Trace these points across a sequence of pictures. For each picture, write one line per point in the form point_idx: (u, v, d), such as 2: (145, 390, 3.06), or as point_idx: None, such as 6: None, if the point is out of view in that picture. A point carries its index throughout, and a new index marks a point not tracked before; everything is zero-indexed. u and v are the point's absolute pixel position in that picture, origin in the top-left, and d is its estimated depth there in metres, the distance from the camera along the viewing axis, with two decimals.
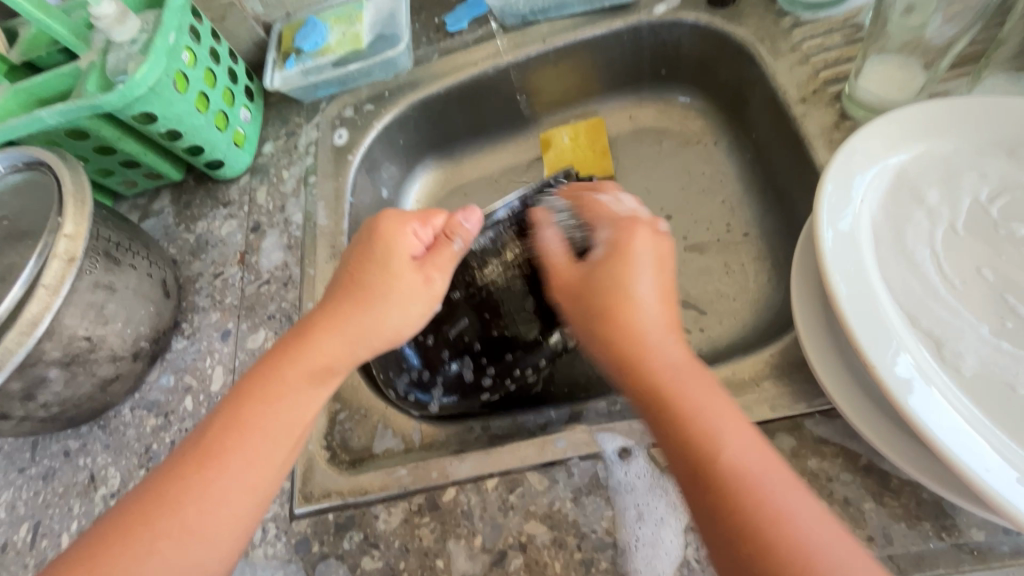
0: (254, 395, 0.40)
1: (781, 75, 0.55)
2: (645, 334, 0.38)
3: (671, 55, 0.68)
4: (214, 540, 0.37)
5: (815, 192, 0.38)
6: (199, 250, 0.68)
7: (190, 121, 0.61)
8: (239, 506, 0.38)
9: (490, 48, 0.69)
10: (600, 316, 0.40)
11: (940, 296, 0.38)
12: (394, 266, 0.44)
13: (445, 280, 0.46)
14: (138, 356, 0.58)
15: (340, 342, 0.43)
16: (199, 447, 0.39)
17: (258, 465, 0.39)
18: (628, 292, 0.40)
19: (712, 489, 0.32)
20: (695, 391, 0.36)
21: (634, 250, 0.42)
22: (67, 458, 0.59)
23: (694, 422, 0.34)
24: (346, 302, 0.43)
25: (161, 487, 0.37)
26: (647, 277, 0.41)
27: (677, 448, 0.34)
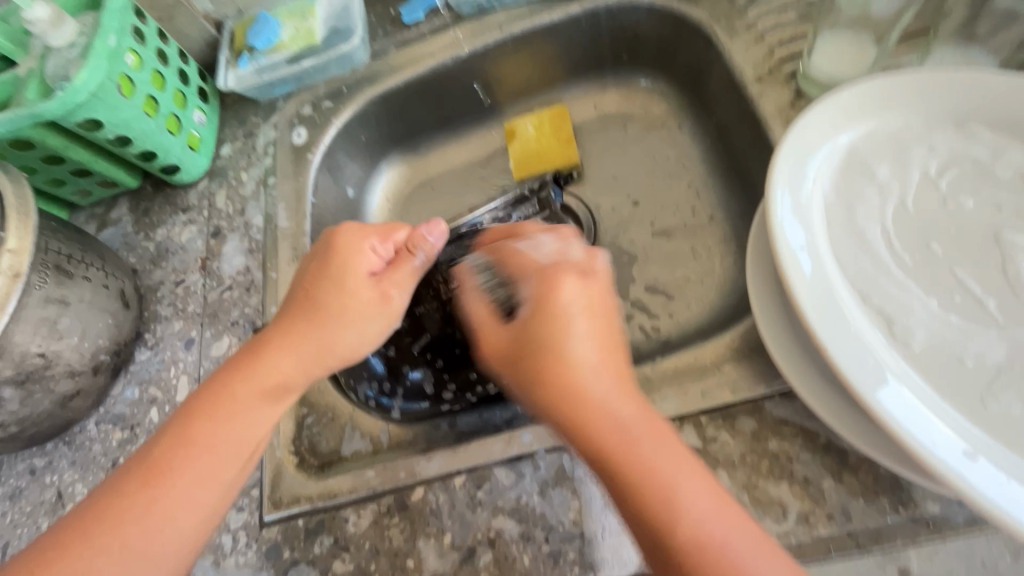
0: (205, 416, 0.40)
1: (737, 55, 0.55)
2: (589, 397, 0.35)
3: (630, 39, 0.68)
4: (161, 561, 0.36)
5: (767, 173, 0.38)
6: (160, 257, 0.66)
7: (139, 126, 0.60)
8: (185, 524, 0.37)
9: (447, 38, 0.68)
10: (545, 381, 0.36)
11: (891, 272, 0.38)
12: (349, 281, 0.44)
13: (404, 299, 0.46)
14: (99, 369, 0.56)
15: (293, 362, 0.42)
16: (146, 463, 0.38)
17: (207, 484, 0.38)
18: (564, 355, 0.36)
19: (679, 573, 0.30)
20: (649, 454, 0.33)
21: (567, 306, 0.38)
22: (34, 477, 0.58)
23: (654, 480, 0.32)
24: (302, 320, 0.43)
25: (105, 502, 0.37)
26: (581, 331, 0.37)
27: (640, 526, 0.32)
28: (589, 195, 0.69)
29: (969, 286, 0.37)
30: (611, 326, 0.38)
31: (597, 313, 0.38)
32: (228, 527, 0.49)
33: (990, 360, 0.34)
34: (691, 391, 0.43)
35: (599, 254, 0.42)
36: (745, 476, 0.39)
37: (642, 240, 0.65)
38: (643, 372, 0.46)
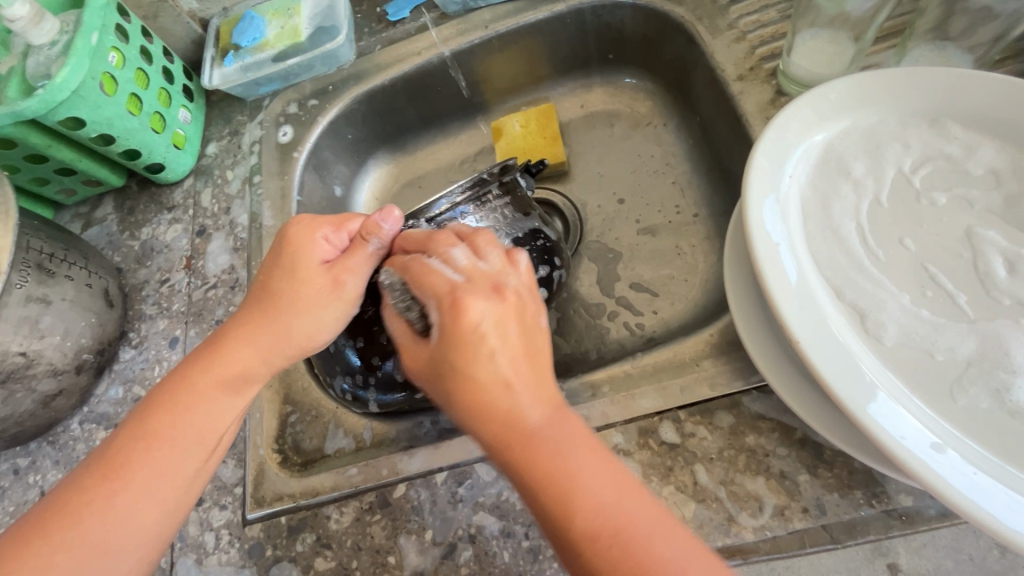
0: (166, 407, 0.40)
1: (719, 53, 0.55)
2: (500, 414, 0.33)
3: (615, 38, 0.68)
4: (124, 551, 0.36)
5: (743, 171, 0.38)
6: (145, 256, 0.66)
7: (122, 124, 0.60)
8: (149, 515, 0.37)
9: (432, 36, 0.68)
10: (453, 398, 0.35)
11: (865, 268, 0.38)
12: (302, 272, 0.44)
13: (358, 287, 0.45)
14: (82, 368, 0.56)
15: (250, 352, 0.42)
16: (107, 456, 0.38)
17: (170, 475, 0.39)
18: (476, 377, 0.34)
19: (581, 564, 0.30)
20: (554, 466, 0.31)
21: (475, 327, 0.34)
22: (17, 476, 0.57)
23: (556, 483, 0.31)
24: (257, 310, 0.43)
25: (66, 497, 0.36)
26: (496, 352, 0.34)
27: (546, 525, 0.31)
28: (575, 193, 0.70)
29: (941, 281, 0.37)
30: (524, 334, 0.35)
31: (515, 326, 0.35)
32: (211, 525, 0.49)
33: (959, 354, 0.34)
34: (670, 386, 0.43)
35: (519, 255, 0.40)
36: (722, 471, 0.40)
37: (627, 238, 0.65)
38: (623, 368, 0.46)
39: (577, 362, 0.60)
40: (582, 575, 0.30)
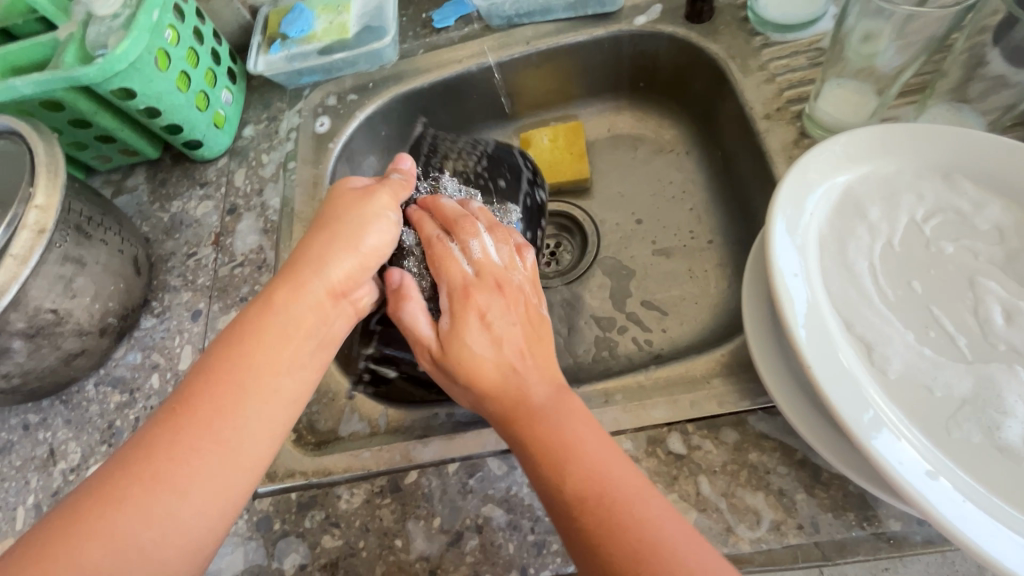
0: (230, 346, 0.40)
1: (749, 92, 0.58)
2: (506, 387, 0.42)
3: (648, 66, 0.71)
4: (187, 497, 0.36)
5: (767, 205, 0.41)
6: (174, 229, 0.68)
7: (169, 99, 0.61)
8: (210, 456, 0.37)
9: (474, 47, 0.71)
10: (465, 385, 0.43)
11: (875, 305, 0.41)
12: (340, 196, 0.48)
13: (391, 193, 0.49)
14: (105, 332, 0.58)
15: (302, 285, 0.44)
16: (175, 399, 0.39)
17: (227, 412, 0.38)
18: (486, 350, 0.43)
19: (573, 516, 0.35)
20: (553, 430, 0.39)
21: (484, 320, 0.44)
22: (27, 432, 0.59)
23: (563, 447, 0.38)
24: (311, 246, 0.45)
25: (138, 440, 0.37)
26: (501, 328, 0.44)
27: (541, 485, 0.37)
28: (594, 209, 0.73)
29: (943, 323, 0.40)
30: (530, 321, 0.46)
31: (527, 315, 0.46)
32: None
33: (956, 392, 0.37)
34: (681, 400, 0.46)
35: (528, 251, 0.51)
36: (724, 484, 0.42)
37: (642, 257, 0.69)
38: (637, 379, 0.48)
39: (585, 371, 0.62)
40: (573, 531, 0.35)
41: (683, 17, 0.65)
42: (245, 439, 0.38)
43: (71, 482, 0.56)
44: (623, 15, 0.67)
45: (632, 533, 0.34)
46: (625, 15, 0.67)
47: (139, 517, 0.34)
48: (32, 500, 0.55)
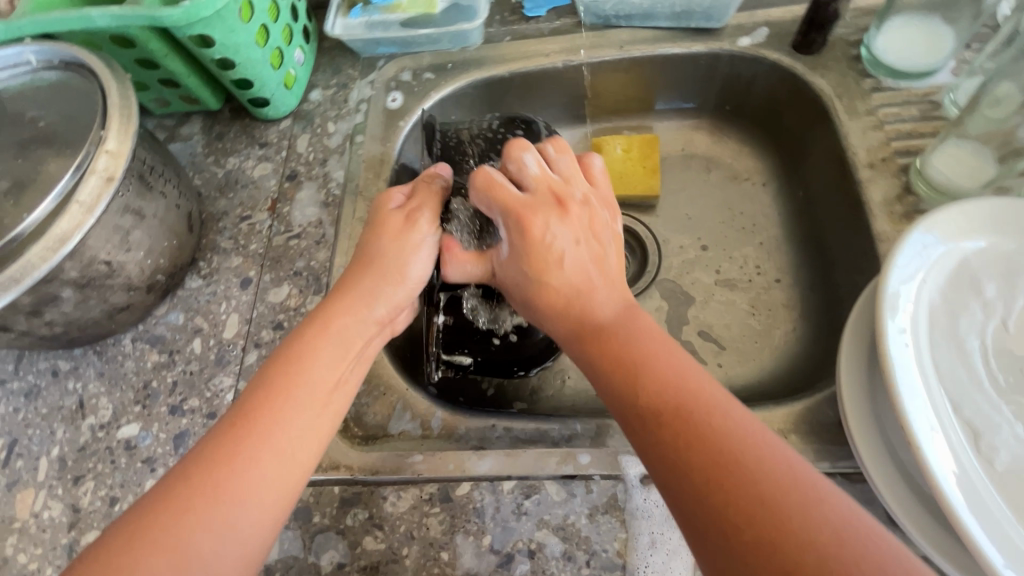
0: (286, 362, 0.40)
1: (853, 136, 0.56)
2: (574, 301, 0.42)
3: (740, 90, 0.68)
4: (246, 504, 0.35)
5: (885, 267, 0.39)
6: (228, 187, 0.65)
7: (246, 53, 0.58)
8: (271, 469, 0.36)
9: (564, 42, 0.67)
10: (529, 299, 0.44)
11: (983, 388, 0.39)
12: (383, 219, 0.47)
13: (432, 218, 0.47)
14: (152, 288, 0.55)
15: (355, 305, 0.43)
16: (232, 413, 0.38)
17: (283, 427, 0.38)
18: (547, 259, 0.43)
19: (652, 436, 0.34)
20: (629, 347, 0.39)
21: (545, 240, 0.43)
22: (56, 379, 0.57)
23: (631, 362, 0.38)
24: (364, 272, 0.45)
25: (196, 457, 0.36)
26: (562, 234, 0.43)
27: (627, 417, 0.36)
28: (658, 227, 0.70)
29: None
30: (591, 229, 0.44)
31: (593, 233, 0.44)
32: None
33: None
34: None
35: (594, 159, 0.49)
36: None
37: (704, 285, 0.66)
38: None
39: None
40: (655, 452, 0.34)
41: (789, 45, 0.62)
42: (302, 451, 0.38)
43: (98, 439, 0.53)
44: (726, 33, 0.64)
45: (722, 457, 0.32)
46: (728, 34, 0.64)
47: (202, 524, 0.33)
48: (56, 452, 0.53)
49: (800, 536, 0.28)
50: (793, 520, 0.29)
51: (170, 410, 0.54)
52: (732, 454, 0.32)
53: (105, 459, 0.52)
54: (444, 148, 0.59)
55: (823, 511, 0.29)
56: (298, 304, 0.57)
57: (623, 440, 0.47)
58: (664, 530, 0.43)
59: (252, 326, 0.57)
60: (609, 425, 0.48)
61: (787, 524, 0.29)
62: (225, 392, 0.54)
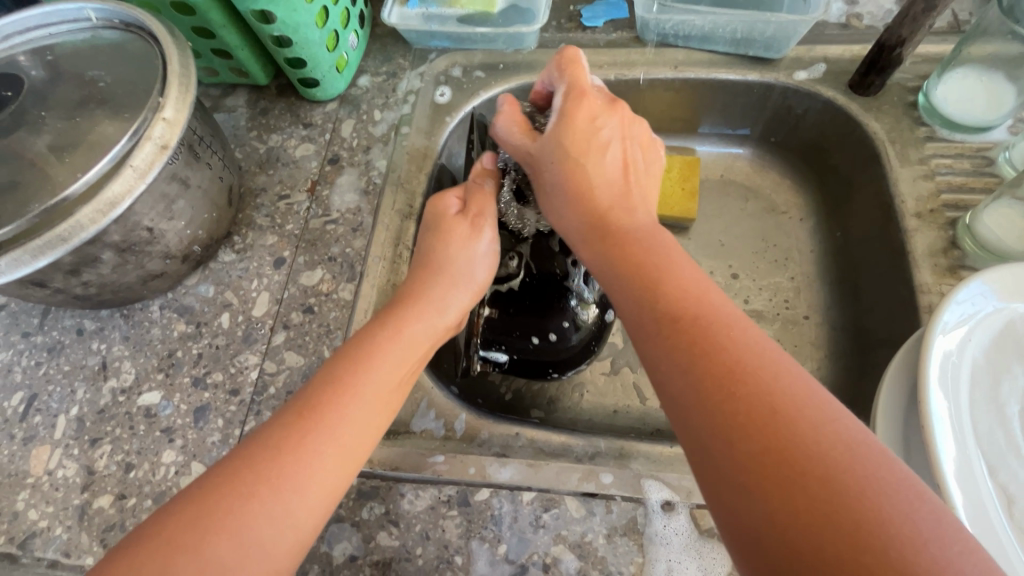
0: (353, 357, 0.40)
1: (903, 183, 0.56)
2: (603, 200, 0.43)
3: (789, 122, 0.68)
4: (306, 493, 0.34)
5: (933, 322, 0.39)
6: (268, 163, 0.64)
7: (305, 33, 0.57)
8: (333, 461, 0.35)
9: (619, 55, 0.67)
10: (558, 191, 0.45)
11: (1020, 456, 0.39)
12: (446, 225, 0.50)
13: (492, 223, 0.50)
14: (187, 258, 0.55)
15: (422, 313, 0.45)
16: (300, 402, 0.37)
17: (349, 422, 0.37)
18: (586, 150, 0.44)
19: (669, 336, 0.32)
20: (653, 253, 0.38)
21: (587, 128, 0.44)
22: (80, 337, 0.57)
23: (652, 269, 0.36)
24: (430, 279, 0.47)
25: (263, 441, 0.35)
26: (606, 133, 0.44)
27: (645, 317, 0.34)
28: (690, 250, 0.70)
29: None
30: (632, 140, 0.45)
31: (635, 141, 0.45)
32: None
33: None
34: None
35: None
36: None
37: None
38: None
39: (651, 416, 0.61)
40: (669, 350, 0.31)
41: (846, 84, 0.62)
42: (362, 448, 0.38)
43: (119, 403, 0.53)
44: (784, 65, 0.64)
45: (740, 363, 0.29)
46: (785, 65, 0.64)
47: (262, 516, 0.32)
48: (75, 411, 0.53)
49: (816, 457, 0.25)
50: (804, 436, 0.26)
51: (193, 381, 0.54)
52: (750, 364, 0.29)
53: (123, 424, 0.52)
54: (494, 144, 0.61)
55: (831, 422, 0.27)
56: (330, 290, 0.57)
57: (647, 463, 0.47)
58: (681, 560, 0.42)
59: (282, 307, 0.56)
60: (634, 448, 0.48)
61: (795, 432, 0.26)
62: (250, 370, 0.54)
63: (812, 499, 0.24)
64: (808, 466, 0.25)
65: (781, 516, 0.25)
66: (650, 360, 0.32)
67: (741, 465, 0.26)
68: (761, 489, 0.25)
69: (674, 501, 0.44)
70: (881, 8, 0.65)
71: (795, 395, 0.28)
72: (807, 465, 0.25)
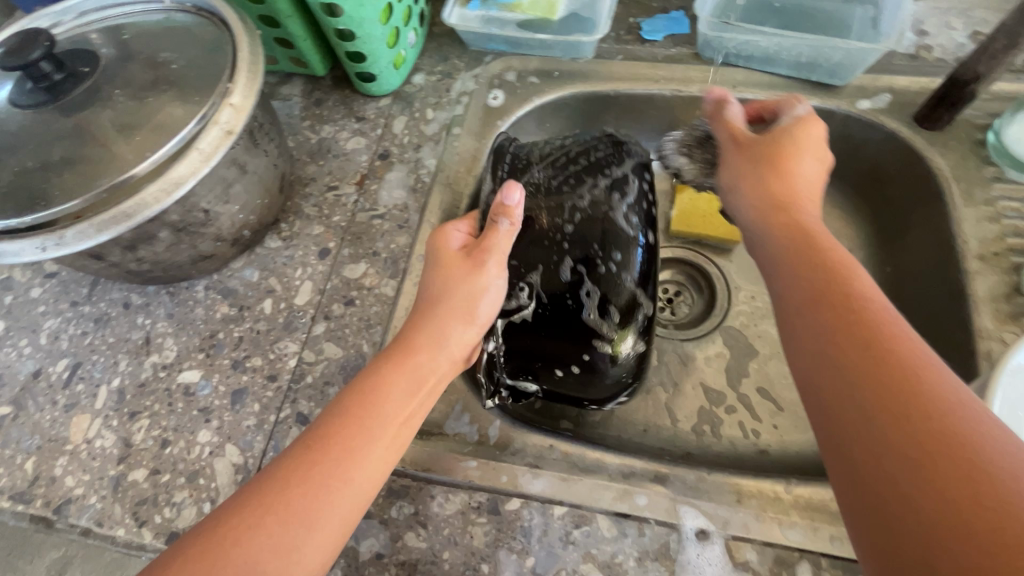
0: (365, 392, 0.41)
1: (966, 224, 0.54)
2: (796, 199, 0.44)
3: (847, 151, 0.65)
4: (315, 531, 0.35)
5: (997, 370, 0.38)
6: (319, 154, 0.65)
7: (368, 29, 0.58)
8: (343, 496, 0.36)
9: (677, 71, 0.66)
10: (742, 181, 0.47)
11: None
12: (453, 265, 0.47)
13: (500, 261, 0.47)
14: (236, 242, 0.56)
15: (426, 349, 0.44)
16: (311, 434, 0.38)
17: (357, 457, 0.38)
18: (794, 157, 0.46)
19: (854, 312, 0.34)
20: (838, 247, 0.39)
21: (798, 142, 0.47)
22: (126, 311, 0.58)
23: (837, 260, 0.38)
24: (435, 312, 0.46)
25: (272, 474, 0.36)
26: (814, 155, 0.46)
27: (822, 291, 0.36)
28: (732, 272, 0.68)
29: None
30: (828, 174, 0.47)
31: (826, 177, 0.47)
32: None
33: None
34: (820, 530, 0.43)
35: None
36: None
37: (772, 340, 0.64)
38: (774, 489, 0.45)
39: (682, 439, 0.60)
40: (852, 321, 0.33)
41: (911, 116, 0.60)
42: (372, 481, 0.38)
43: (159, 379, 0.54)
44: (846, 92, 0.63)
45: (918, 353, 0.31)
46: (848, 93, 0.62)
47: (263, 550, 0.33)
48: (116, 383, 0.54)
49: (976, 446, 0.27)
50: (961, 423, 0.28)
51: (232, 363, 0.54)
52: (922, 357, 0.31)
53: (162, 400, 0.53)
54: (513, 169, 0.53)
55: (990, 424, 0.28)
56: (373, 285, 0.57)
57: (683, 489, 0.46)
58: None
59: (324, 298, 0.57)
60: (669, 472, 0.47)
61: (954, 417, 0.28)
62: (288, 358, 0.54)
63: (960, 470, 0.26)
64: (965, 448, 0.27)
65: (926, 477, 0.26)
66: (817, 327, 0.34)
67: (899, 432, 0.28)
68: (913, 454, 0.27)
69: (709, 530, 0.43)
70: (953, 41, 0.64)
71: (962, 401, 0.29)
72: (964, 447, 0.27)
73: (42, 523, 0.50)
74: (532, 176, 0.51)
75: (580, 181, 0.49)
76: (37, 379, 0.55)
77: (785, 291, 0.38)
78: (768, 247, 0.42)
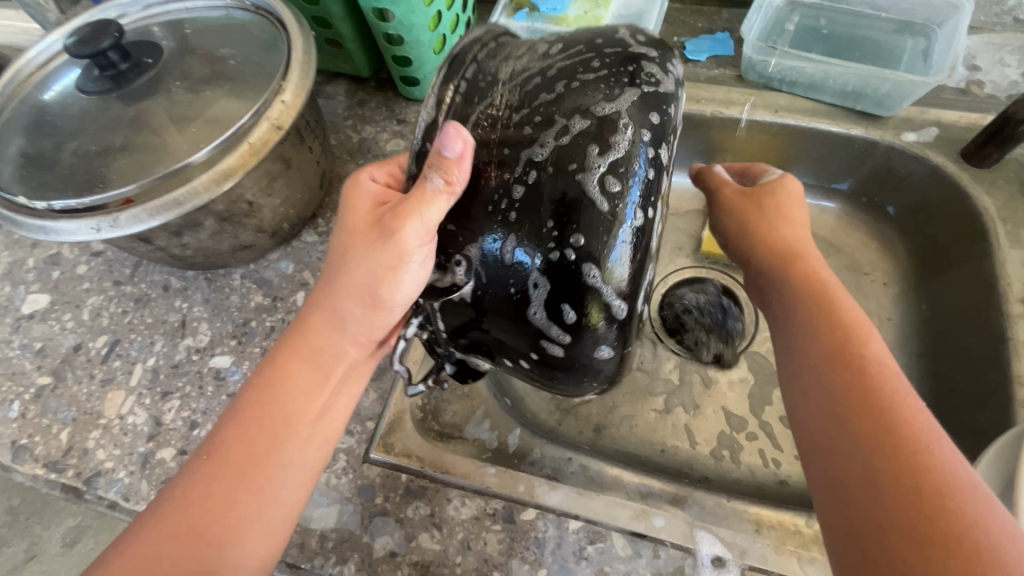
0: (264, 394, 0.41)
1: (1010, 267, 0.53)
2: (805, 252, 0.45)
3: (888, 182, 0.64)
4: (234, 544, 0.38)
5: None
6: (359, 153, 0.66)
7: (416, 33, 0.59)
8: (257, 505, 0.39)
9: (719, 93, 0.66)
10: (751, 228, 0.48)
11: None
12: (355, 232, 0.41)
13: (411, 242, 0.36)
14: (275, 234, 0.57)
15: (322, 339, 0.43)
16: (212, 450, 0.40)
17: (265, 463, 0.40)
18: (796, 217, 0.48)
19: (860, 377, 0.35)
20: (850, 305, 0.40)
21: (791, 201, 0.48)
22: (165, 293, 0.60)
23: (843, 319, 0.39)
24: (327, 292, 0.42)
25: (181, 496, 0.38)
26: (805, 213, 0.48)
27: (829, 352, 0.37)
28: None
29: None
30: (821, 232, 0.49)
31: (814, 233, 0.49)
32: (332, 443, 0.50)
33: None
34: None
35: None
36: None
37: None
38: (795, 522, 0.45)
39: (700, 463, 0.59)
40: (857, 386, 0.35)
41: (959, 152, 0.59)
42: (287, 483, 0.40)
43: (192, 361, 0.56)
44: (892, 124, 0.62)
45: (922, 421, 0.33)
46: (893, 125, 0.62)
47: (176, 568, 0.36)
48: (151, 362, 0.56)
49: (972, 518, 0.28)
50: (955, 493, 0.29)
51: (262, 352, 0.55)
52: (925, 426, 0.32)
53: (194, 382, 0.55)
54: (471, 89, 0.35)
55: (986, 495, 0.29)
56: None
57: (701, 514, 0.45)
58: None
59: None
60: (686, 495, 0.47)
61: (949, 485, 0.30)
62: None
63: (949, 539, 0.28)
64: (958, 519, 0.28)
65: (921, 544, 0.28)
66: (824, 387, 0.36)
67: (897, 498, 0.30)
68: (909, 520, 0.29)
69: (726, 557, 0.43)
70: (1006, 78, 0.62)
71: (959, 470, 0.31)
72: (956, 517, 0.28)
73: (71, 493, 0.52)
74: (493, 107, 0.35)
75: (547, 122, 0.33)
76: (77, 352, 0.57)
77: (800, 347, 0.39)
78: (783, 298, 0.43)
